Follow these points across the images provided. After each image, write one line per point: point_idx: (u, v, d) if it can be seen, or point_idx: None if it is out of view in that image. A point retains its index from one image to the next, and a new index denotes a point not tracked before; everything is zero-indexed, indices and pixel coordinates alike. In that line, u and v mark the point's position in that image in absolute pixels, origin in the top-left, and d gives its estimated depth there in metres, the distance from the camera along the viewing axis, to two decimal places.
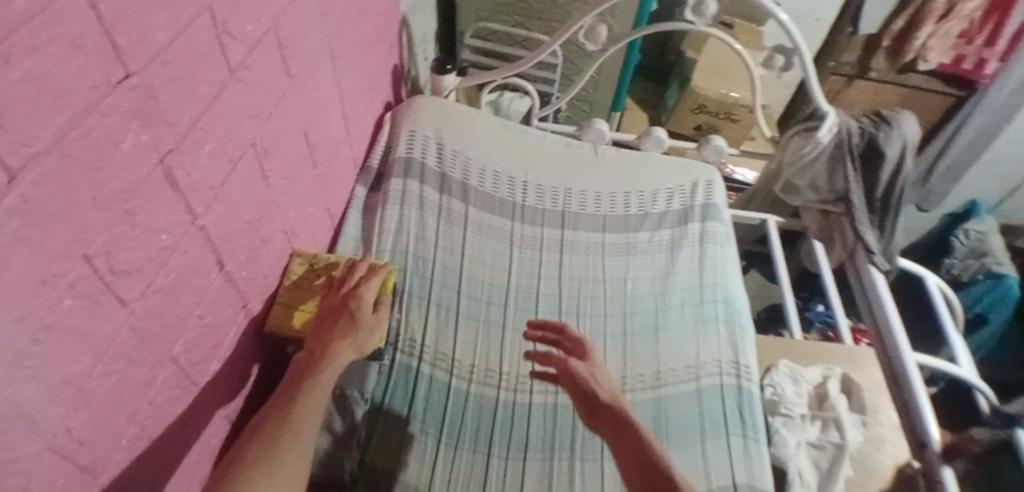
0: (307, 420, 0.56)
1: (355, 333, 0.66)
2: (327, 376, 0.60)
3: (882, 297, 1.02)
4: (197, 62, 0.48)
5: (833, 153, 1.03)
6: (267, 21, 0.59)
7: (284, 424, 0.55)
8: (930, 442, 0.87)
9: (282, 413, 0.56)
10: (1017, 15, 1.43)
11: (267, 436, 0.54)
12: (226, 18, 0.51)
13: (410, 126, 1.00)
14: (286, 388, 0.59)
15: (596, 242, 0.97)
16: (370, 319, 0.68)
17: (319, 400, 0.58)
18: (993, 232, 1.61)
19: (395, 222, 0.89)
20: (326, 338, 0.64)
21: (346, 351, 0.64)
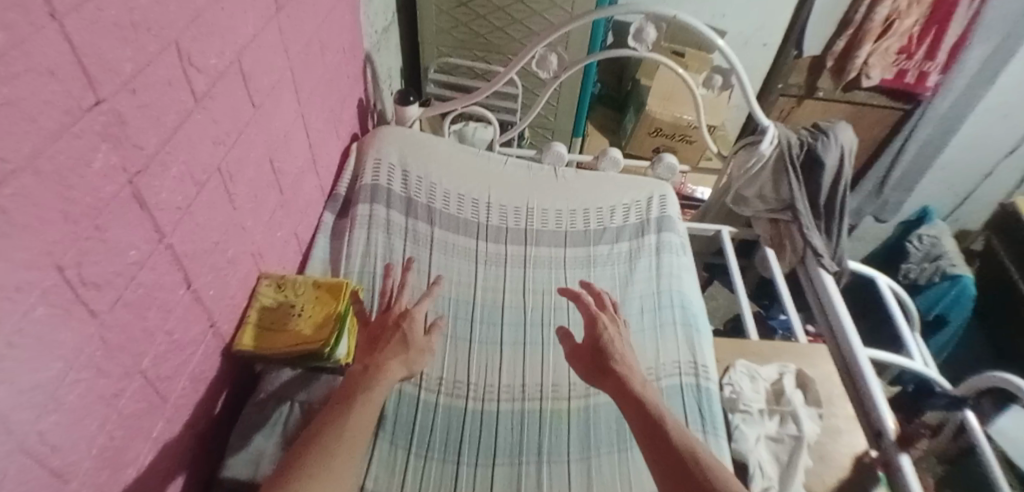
0: (358, 433, 0.58)
1: (406, 353, 0.70)
2: (377, 392, 0.63)
3: (832, 297, 1.06)
4: (163, 91, 0.54)
5: (776, 164, 1.10)
6: (230, 55, 0.67)
7: (338, 437, 0.57)
8: (886, 431, 0.88)
9: (337, 427, 0.58)
10: (953, 29, 1.49)
11: (325, 449, 0.55)
12: (191, 51, 0.58)
13: (376, 154, 1.09)
14: (343, 402, 0.61)
15: (558, 257, 1.02)
16: (419, 341, 0.72)
17: (368, 417, 0.60)
18: (945, 235, 1.70)
19: (362, 245, 0.95)
20: (384, 359, 0.67)
21: (397, 368, 0.67)
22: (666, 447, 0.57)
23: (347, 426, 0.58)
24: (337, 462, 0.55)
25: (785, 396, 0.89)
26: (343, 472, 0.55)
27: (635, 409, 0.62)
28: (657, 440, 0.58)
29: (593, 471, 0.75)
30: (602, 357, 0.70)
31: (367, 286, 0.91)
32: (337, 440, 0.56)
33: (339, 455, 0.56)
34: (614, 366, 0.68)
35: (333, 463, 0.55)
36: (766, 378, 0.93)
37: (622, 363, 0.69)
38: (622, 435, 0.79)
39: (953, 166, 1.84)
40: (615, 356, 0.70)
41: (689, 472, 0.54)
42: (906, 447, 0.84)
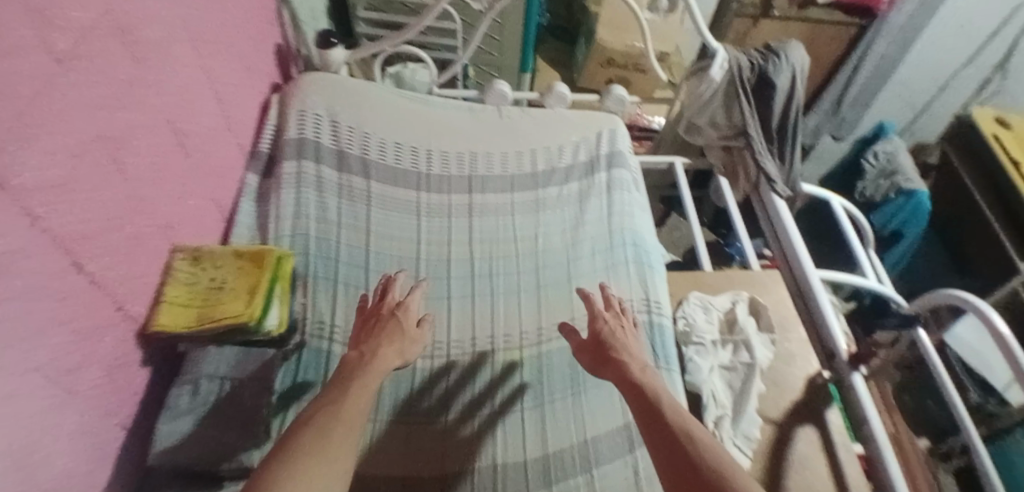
0: (355, 411, 0.56)
1: (401, 348, 0.67)
2: (369, 381, 0.61)
3: (785, 222, 1.05)
4: (14, 57, 0.45)
5: (727, 89, 1.05)
6: (95, 6, 0.57)
7: (332, 419, 0.54)
8: (838, 351, 0.90)
9: (335, 406, 0.56)
10: None
11: (323, 422, 0.53)
12: (42, 6, 0.48)
13: (300, 106, 0.99)
14: (337, 387, 0.59)
15: (505, 203, 0.97)
16: (412, 329, 0.70)
17: (364, 396, 0.59)
18: (901, 150, 1.68)
19: (291, 206, 0.88)
20: (374, 347, 0.66)
21: (390, 357, 0.66)
22: (664, 430, 0.54)
23: (344, 410, 0.56)
24: (335, 436, 0.52)
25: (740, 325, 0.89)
26: (345, 446, 0.52)
27: (635, 399, 0.60)
28: (655, 428, 0.55)
29: (546, 417, 0.75)
30: (602, 349, 0.68)
31: (300, 250, 0.84)
32: (334, 418, 0.54)
33: (337, 431, 0.53)
34: (615, 354, 0.66)
35: (330, 437, 0.52)
36: (720, 310, 0.93)
37: (622, 351, 0.67)
38: (574, 378, 0.79)
39: (909, 78, 1.81)
40: (616, 346, 0.68)
41: (685, 452, 0.50)
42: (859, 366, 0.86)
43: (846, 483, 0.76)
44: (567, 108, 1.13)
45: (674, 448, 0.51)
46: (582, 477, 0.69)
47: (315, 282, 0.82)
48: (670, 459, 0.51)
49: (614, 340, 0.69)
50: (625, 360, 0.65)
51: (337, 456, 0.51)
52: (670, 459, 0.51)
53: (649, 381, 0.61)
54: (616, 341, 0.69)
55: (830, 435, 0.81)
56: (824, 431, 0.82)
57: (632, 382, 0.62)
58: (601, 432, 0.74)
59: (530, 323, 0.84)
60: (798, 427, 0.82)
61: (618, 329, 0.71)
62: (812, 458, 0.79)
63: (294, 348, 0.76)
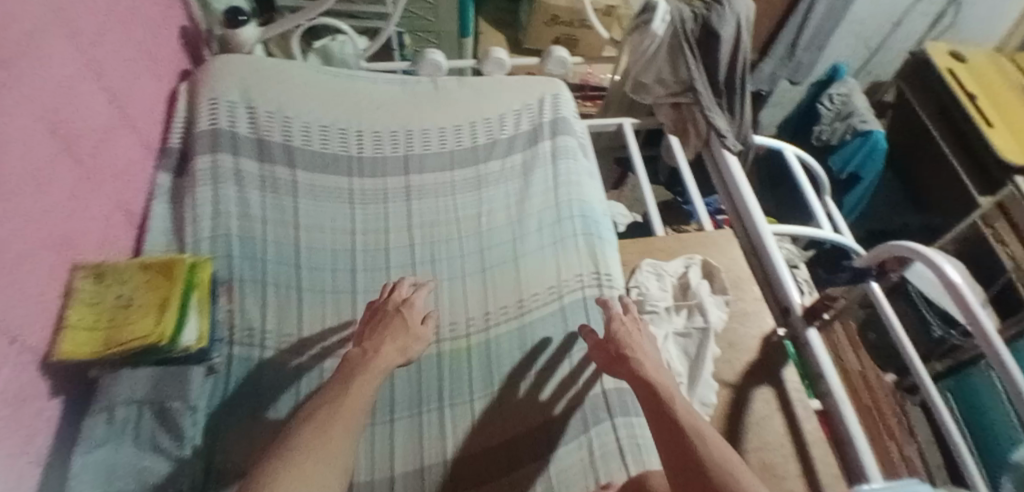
0: (355, 408, 0.57)
1: (406, 346, 0.67)
2: (369, 377, 0.61)
3: (737, 179, 1.01)
4: None
5: (671, 43, 1.00)
6: None
7: (333, 417, 0.54)
8: (792, 306, 0.89)
9: (335, 404, 0.56)
10: None
11: (322, 420, 0.54)
12: None
13: (211, 93, 0.90)
14: (340, 381, 0.60)
15: (445, 182, 0.92)
16: (415, 326, 0.70)
17: (363, 394, 0.59)
18: (855, 91, 1.65)
19: (209, 205, 0.82)
20: (378, 343, 0.66)
21: (391, 354, 0.65)
22: (674, 428, 0.53)
23: (345, 407, 0.56)
24: (333, 434, 0.53)
25: (694, 289, 0.87)
26: (342, 443, 0.53)
27: (646, 397, 0.60)
28: (664, 428, 0.55)
29: (498, 404, 0.72)
30: (616, 347, 0.68)
31: (222, 252, 0.78)
32: (334, 416, 0.54)
33: (335, 431, 0.53)
34: (629, 352, 0.66)
35: (328, 436, 0.52)
36: (673, 275, 0.91)
37: (637, 350, 0.66)
38: (524, 363, 0.76)
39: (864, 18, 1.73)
40: (630, 345, 0.68)
41: (691, 449, 0.50)
42: (813, 321, 0.85)
43: (804, 438, 0.76)
44: (506, 74, 1.06)
45: (681, 448, 0.51)
46: (537, 463, 0.68)
47: (242, 285, 0.76)
48: (678, 456, 0.50)
49: (628, 337, 0.69)
50: (640, 359, 0.65)
51: (332, 449, 0.51)
52: (677, 459, 0.50)
53: (664, 382, 0.61)
54: (631, 340, 0.68)
55: (786, 393, 0.81)
56: (780, 389, 0.82)
57: (646, 381, 0.61)
58: (556, 414, 0.72)
59: (477, 307, 0.81)
60: (755, 387, 0.82)
61: (633, 327, 0.71)
62: (770, 417, 0.79)
63: (220, 360, 0.71)
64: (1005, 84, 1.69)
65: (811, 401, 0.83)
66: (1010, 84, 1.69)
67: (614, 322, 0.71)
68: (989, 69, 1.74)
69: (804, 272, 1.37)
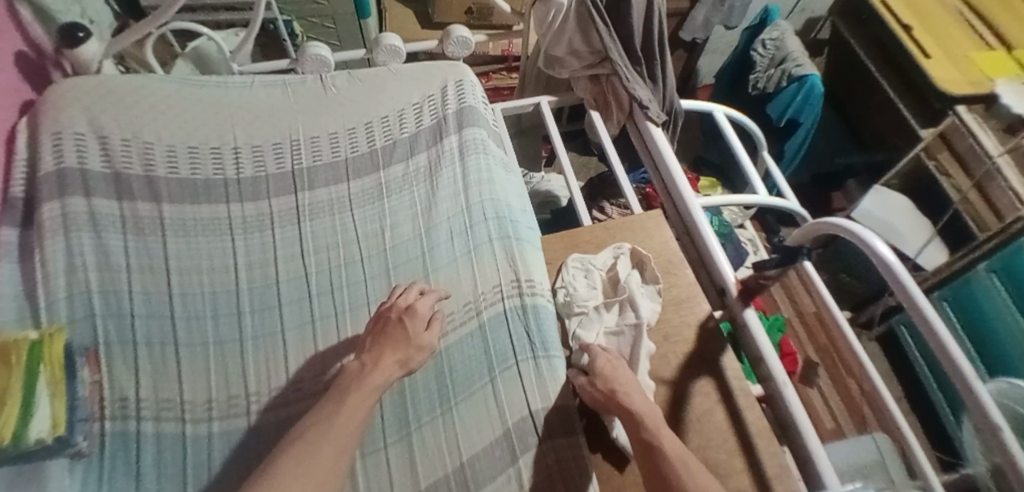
0: (348, 428, 0.55)
1: (406, 359, 0.64)
2: (364, 391, 0.59)
3: (664, 154, 0.94)
4: None
5: (579, 11, 0.90)
6: None
7: (321, 439, 0.53)
8: (727, 288, 0.84)
9: (329, 422, 0.55)
10: None
11: (312, 438, 0.53)
12: None
13: (50, 126, 0.77)
14: (335, 397, 0.59)
15: (340, 196, 0.83)
16: (421, 336, 0.66)
17: (367, 398, 0.59)
18: (787, 35, 1.58)
19: (63, 259, 0.71)
20: (379, 354, 0.64)
21: (391, 366, 0.63)
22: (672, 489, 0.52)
23: (338, 420, 0.56)
24: (325, 452, 0.52)
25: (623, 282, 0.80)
26: (336, 454, 0.53)
27: (634, 433, 0.59)
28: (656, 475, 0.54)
29: (414, 444, 0.66)
30: (604, 383, 0.65)
31: (86, 315, 0.68)
32: (322, 436, 0.53)
33: (326, 449, 0.52)
34: (617, 389, 0.64)
35: (318, 455, 0.51)
36: (601, 269, 0.85)
37: (627, 384, 0.64)
38: (442, 394, 0.70)
39: None
40: (619, 381, 0.65)
41: None
42: (748, 302, 0.81)
43: (747, 430, 0.73)
44: (404, 65, 0.95)
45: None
46: None
47: (111, 351, 0.67)
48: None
49: (615, 372, 0.66)
50: (630, 393, 0.63)
51: (324, 459, 0.51)
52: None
53: (656, 418, 0.60)
54: (619, 375, 0.65)
55: (726, 382, 0.77)
56: (720, 378, 0.78)
57: (636, 416, 0.60)
58: (478, 449, 0.66)
59: None
60: (694, 379, 0.78)
61: (617, 361, 0.68)
62: (711, 411, 0.75)
63: (91, 443, 0.62)
64: (947, 15, 1.60)
65: (752, 387, 0.79)
66: (951, 14, 1.60)
67: (597, 359, 0.68)
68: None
69: (749, 232, 1.34)
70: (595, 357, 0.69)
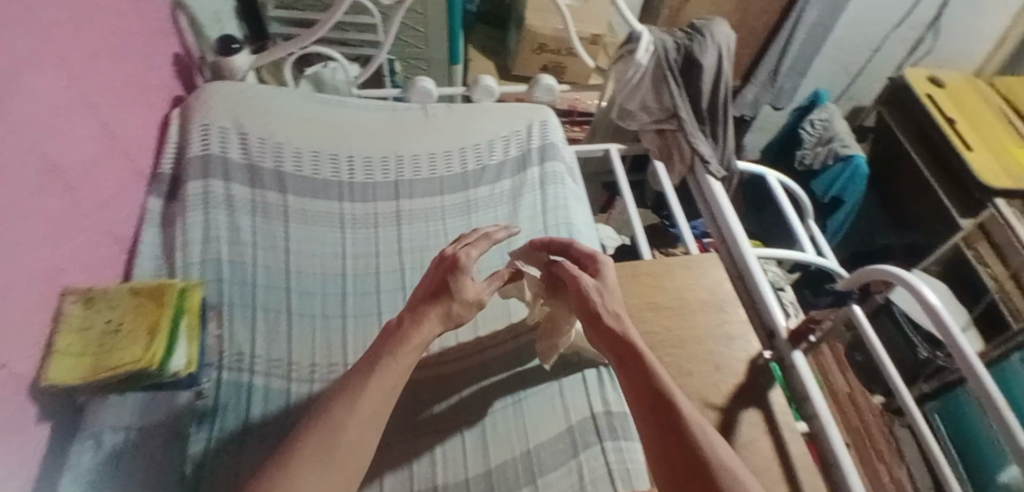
0: (379, 400, 0.53)
1: (449, 310, 0.64)
2: (410, 351, 0.59)
3: (722, 205, 1.04)
4: None
5: (655, 72, 1.04)
6: None
7: (347, 416, 0.50)
8: (778, 330, 0.91)
9: (353, 397, 0.52)
10: None
11: (336, 412, 0.51)
12: None
13: (203, 120, 0.92)
14: (367, 364, 0.56)
15: (435, 207, 0.94)
16: (466, 292, 0.66)
17: (412, 358, 0.58)
18: (835, 117, 1.71)
19: (200, 230, 0.82)
20: (421, 310, 0.63)
21: (433, 324, 0.63)
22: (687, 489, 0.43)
23: (365, 393, 0.53)
24: (348, 430, 0.49)
25: None
26: (365, 433, 0.50)
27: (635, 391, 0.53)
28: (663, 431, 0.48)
29: (488, 430, 0.74)
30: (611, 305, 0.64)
31: (213, 278, 0.78)
32: (351, 409, 0.51)
33: (348, 431, 0.49)
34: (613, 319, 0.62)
35: (342, 432, 0.49)
36: None
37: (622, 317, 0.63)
38: (516, 387, 0.79)
39: (843, 42, 1.90)
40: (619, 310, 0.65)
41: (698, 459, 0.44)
42: (797, 344, 0.87)
43: (791, 462, 0.77)
44: (495, 102, 1.10)
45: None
46: (527, 489, 0.69)
47: (232, 310, 0.77)
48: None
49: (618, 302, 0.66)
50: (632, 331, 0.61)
51: (347, 438, 0.48)
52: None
53: None
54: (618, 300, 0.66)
55: (774, 416, 0.82)
56: (767, 411, 0.83)
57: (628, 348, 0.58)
58: (543, 440, 0.74)
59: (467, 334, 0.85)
60: (743, 409, 0.82)
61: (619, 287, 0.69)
62: (758, 441, 0.79)
63: (210, 386, 0.71)
64: (988, 112, 1.73)
65: (798, 424, 0.83)
66: (993, 112, 1.73)
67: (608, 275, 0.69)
68: (971, 97, 1.78)
69: (789, 294, 1.39)
70: (606, 273, 0.70)
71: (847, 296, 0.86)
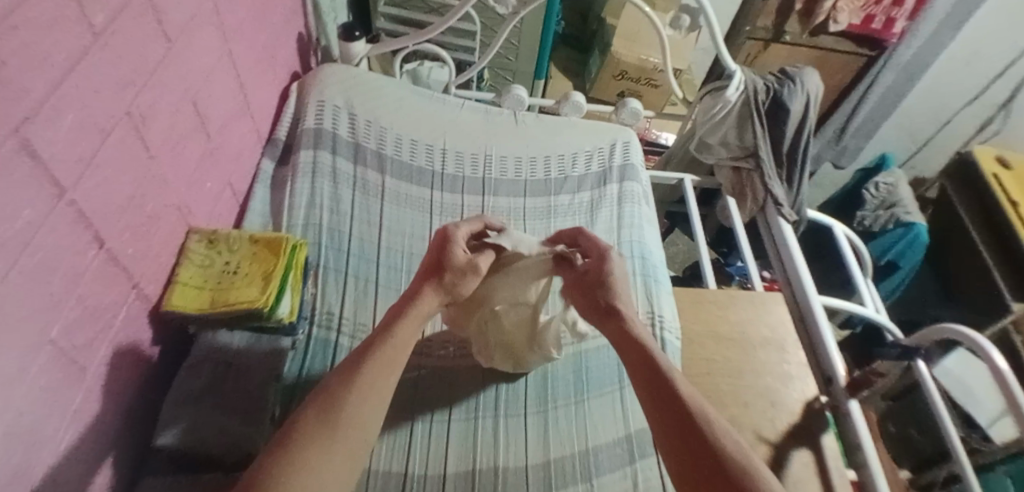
0: (379, 385, 0.55)
1: (442, 279, 0.66)
2: (410, 324, 0.61)
3: (791, 247, 1.06)
4: (54, 32, 0.44)
5: (742, 110, 1.08)
6: None
7: (347, 394, 0.53)
8: (837, 377, 0.91)
9: (349, 378, 0.55)
10: None
11: (334, 395, 0.53)
12: None
13: (318, 96, 0.99)
14: (359, 356, 0.57)
15: (517, 207, 0.99)
16: (459, 265, 0.68)
17: (415, 328, 0.61)
18: (901, 183, 1.72)
19: (306, 196, 0.88)
20: (420, 284, 0.66)
21: (428, 300, 0.65)
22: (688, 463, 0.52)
23: (361, 378, 0.54)
24: (350, 410, 0.52)
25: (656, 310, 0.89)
26: (365, 414, 0.53)
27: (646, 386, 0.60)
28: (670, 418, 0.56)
29: (549, 422, 0.77)
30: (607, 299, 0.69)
31: (313, 241, 0.85)
32: (348, 389, 0.53)
33: (348, 409, 0.52)
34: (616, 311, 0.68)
35: (342, 413, 0.51)
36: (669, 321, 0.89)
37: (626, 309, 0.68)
38: (578, 386, 0.81)
39: (913, 112, 1.90)
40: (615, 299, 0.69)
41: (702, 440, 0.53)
42: (855, 394, 0.87)
43: None
44: (582, 118, 1.15)
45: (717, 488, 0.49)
46: (582, 486, 0.71)
47: (325, 273, 0.83)
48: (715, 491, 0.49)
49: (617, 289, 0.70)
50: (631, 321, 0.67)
51: (348, 420, 0.51)
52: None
53: None
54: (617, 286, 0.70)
55: (825, 460, 0.83)
56: (818, 453, 0.84)
57: (630, 340, 0.64)
58: (602, 442, 0.76)
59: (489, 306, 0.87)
60: (795, 448, 0.83)
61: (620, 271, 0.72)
62: (807, 480, 0.80)
63: (302, 338, 0.76)
64: None
65: (847, 471, 0.84)
66: None
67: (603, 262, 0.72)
68: None
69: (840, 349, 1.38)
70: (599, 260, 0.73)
71: (914, 352, 0.90)
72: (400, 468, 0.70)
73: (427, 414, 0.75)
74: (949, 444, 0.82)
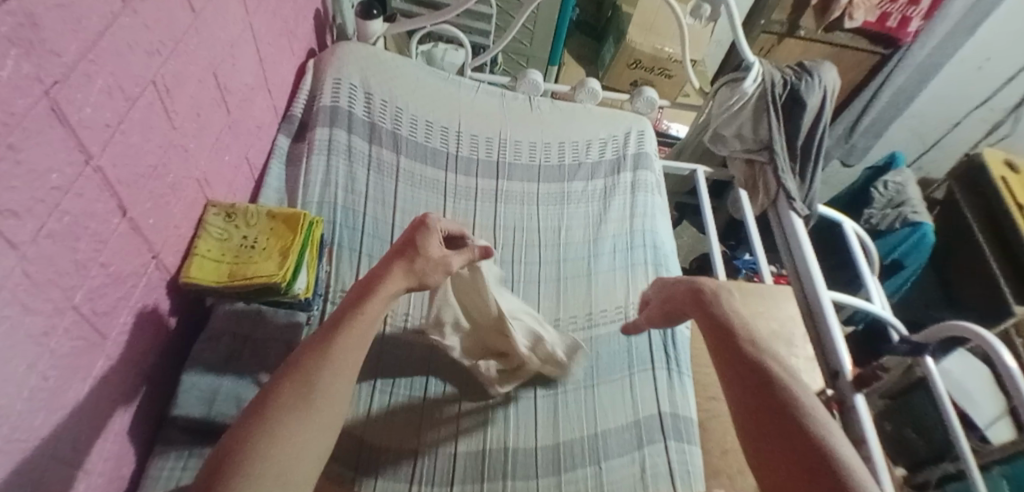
0: (347, 360, 0.53)
1: (412, 262, 0.64)
2: (377, 301, 0.59)
3: (802, 240, 1.06)
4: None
5: (758, 103, 1.07)
6: None
7: (319, 366, 0.51)
8: (843, 370, 0.92)
9: (320, 352, 0.53)
10: None
11: (307, 369, 0.51)
12: None
13: (335, 74, 0.98)
14: (324, 334, 0.55)
15: (529, 193, 0.99)
16: (434, 258, 0.66)
17: (382, 304, 0.59)
18: (910, 182, 1.71)
19: (321, 173, 0.88)
20: (388, 264, 0.63)
21: (396, 281, 0.62)
22: (764, 418, 0.51)
23: (332, 353, 0.53)
24: (322, 379, 0.51)
25: None
26: (335, 389, 0.51)
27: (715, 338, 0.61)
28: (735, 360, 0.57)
29: (560, 404, 0.78)
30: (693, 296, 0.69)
31: (328, 218, 0.85)
32: (321, 364, 0.52)
33: (321, 381, 0.51)
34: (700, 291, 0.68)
35: (313, 386, 0.50)
36: None
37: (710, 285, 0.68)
38: (588, 371, 0.82)
39: (923, 112, 1.89)
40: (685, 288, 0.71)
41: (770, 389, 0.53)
42: (861, 388, 0.88)
43: None
44: (597, 104, 1.14)
45: (801, 450, 0.48)
46: (591, 468, 0.72)
47: (340, 251, 0.83)
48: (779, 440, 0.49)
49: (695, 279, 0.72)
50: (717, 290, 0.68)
51: (325, 397, 0.50)
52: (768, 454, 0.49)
53: None
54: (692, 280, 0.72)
55: None
56: None
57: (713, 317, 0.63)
58: (611, 426, 0.77)
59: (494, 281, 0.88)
60: None
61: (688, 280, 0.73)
62: None
63: (318, 312, 0.77)
64: None
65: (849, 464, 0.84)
66: None
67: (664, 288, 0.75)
68: None
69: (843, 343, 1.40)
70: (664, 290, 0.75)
71: (923, 348, 0.90)
72: (412, 445, 0.70)
73: (440, 390, 0.76)
74: (953, 439, 0.83)
